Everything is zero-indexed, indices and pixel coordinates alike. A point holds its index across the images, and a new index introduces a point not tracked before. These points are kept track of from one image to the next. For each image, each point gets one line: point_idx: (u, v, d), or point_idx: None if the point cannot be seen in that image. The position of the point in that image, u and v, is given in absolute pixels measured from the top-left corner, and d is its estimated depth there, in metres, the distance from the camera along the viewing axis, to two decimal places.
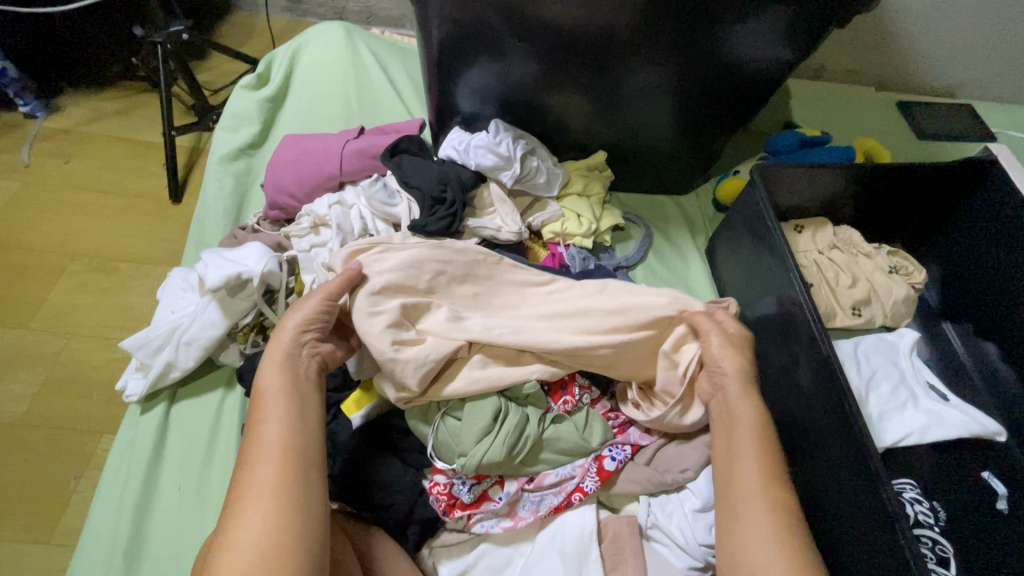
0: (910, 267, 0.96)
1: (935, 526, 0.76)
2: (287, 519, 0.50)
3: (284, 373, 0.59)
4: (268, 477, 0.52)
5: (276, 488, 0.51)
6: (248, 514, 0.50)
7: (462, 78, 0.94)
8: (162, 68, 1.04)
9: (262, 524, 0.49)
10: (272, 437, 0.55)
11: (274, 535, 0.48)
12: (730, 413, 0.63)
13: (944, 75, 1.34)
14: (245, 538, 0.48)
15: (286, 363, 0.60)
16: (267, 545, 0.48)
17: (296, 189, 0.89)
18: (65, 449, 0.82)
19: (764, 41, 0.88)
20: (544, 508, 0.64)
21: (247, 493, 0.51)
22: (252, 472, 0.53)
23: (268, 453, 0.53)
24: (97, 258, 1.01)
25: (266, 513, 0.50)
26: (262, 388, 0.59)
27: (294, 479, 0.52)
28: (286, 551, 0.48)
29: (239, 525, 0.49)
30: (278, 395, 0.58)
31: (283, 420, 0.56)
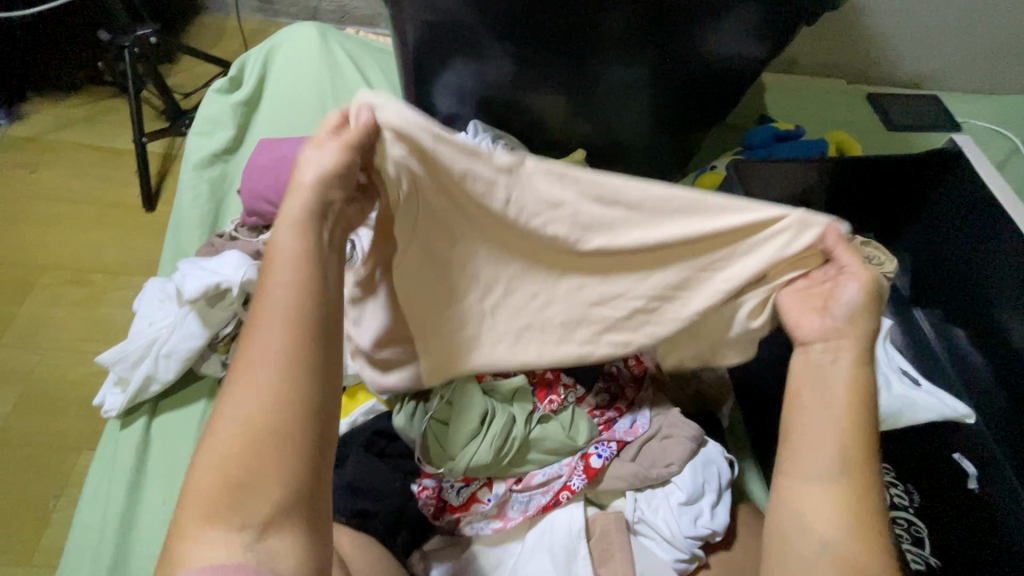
0: (883, 257, 0.98)
1: (910, 507, 0.78)
2: (282, 420, 0.40)
3: (300, 227, 0.46)
4: (269, 358, 0.42)
5: (274, 377, 0.41)
6: (240, 396, 0.41)
7: (439, 79, 0.94)
8: (130, 72, 1.02)
9: (254, 405, 0.41)
10: (279, 313, 0.43)
11: (266, 429, 0.40)
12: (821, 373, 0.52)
13: (911, 67, 1.37)
14: (234, 420, 0.41)
15: (307, 220, 0.47)
16: (258, 434, 0.40)
17: (273, 194, 0.88)
18: (43, 467, 0.80)
19: (738, 36, 0.89)
20: (533, 507, 0.65)
21: (244, 373, 0.42)
22: (251, 349, 0.43)
23: (269, 331, 0.43)
24: (70, 269, 0.99)
25: (260, 402, 0.41)
26: (277, 242, 0.46)
27: (295, 372, 0.42)
28: (277, 452, 0.40)
29: (231, 406, 0.41)
30: (293, 260, 0.45)
31: (301, 292, 0.44)
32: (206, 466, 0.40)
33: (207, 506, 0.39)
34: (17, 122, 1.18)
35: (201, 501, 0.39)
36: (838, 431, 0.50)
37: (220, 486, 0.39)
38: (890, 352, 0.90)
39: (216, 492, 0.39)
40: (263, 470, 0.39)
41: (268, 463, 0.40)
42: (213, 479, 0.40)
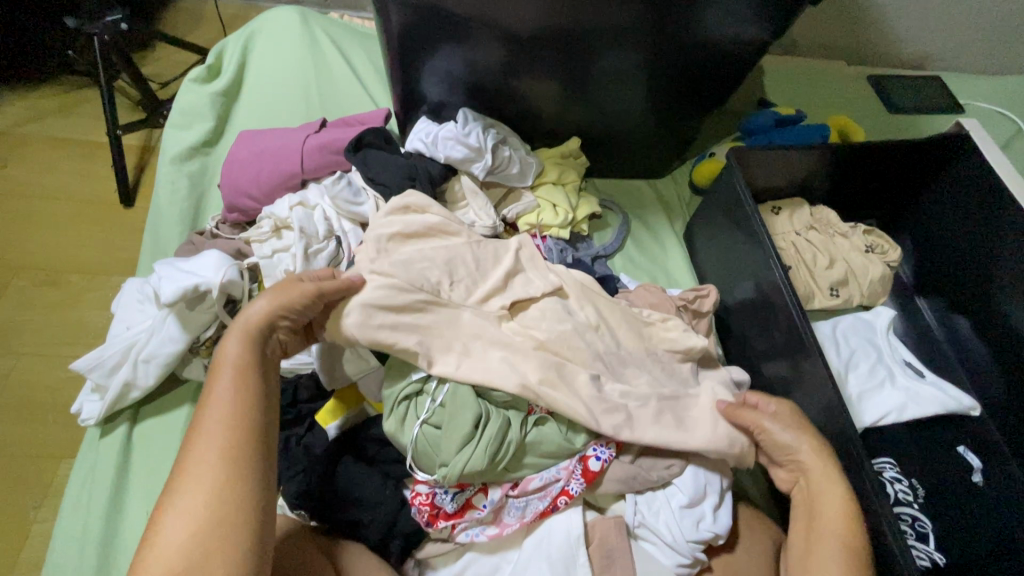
0: (886, 246, 0.96)
1: (915, 502, 0.77)
2: (228, 500, 0.45)
3: (244, 354, 0.54)
4: (209, 460, 0.47)
5: (216, 473, 0.46)
6: (179, 502, 0.45)
7: (426, 65, 0.90)
8: (100, 61, 0.97)
9: (197, 507, 0.44)
10: (220, 410, 0.49)
11: (206, 522, 0.44)
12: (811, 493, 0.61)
13: (914, 47, 1.33)
14: (166, 552, 0.42)
15: (252, 339, 0.55)
16: (199, 529, 0.43)
17: (255, 189, 0.84)
18: (22, 478, 0.78)
19: (738, 19, 0.85)
20: (530, 514, 0.63)
21: (185, 473, 0.46)
22: (189, 459, 0.47)
23: (214, 428, 0.48)
24: (45, 270, 0.95)
25: (203, 491, 0.45)
26: (221, 356, 0.53)
27: (244, 450, 0.48)
28: (226, 530, 0.44)
29: (171, 507, 0.45)
30: (235, 368, 0.52)
31: (238, 391, 0.51)
32: (146, 568, 0.42)
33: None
34: None
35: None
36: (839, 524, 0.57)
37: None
38: (894, 342, 0.88)
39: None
40: (205, 565, 0.42)
41: (217, 553, 0.43)
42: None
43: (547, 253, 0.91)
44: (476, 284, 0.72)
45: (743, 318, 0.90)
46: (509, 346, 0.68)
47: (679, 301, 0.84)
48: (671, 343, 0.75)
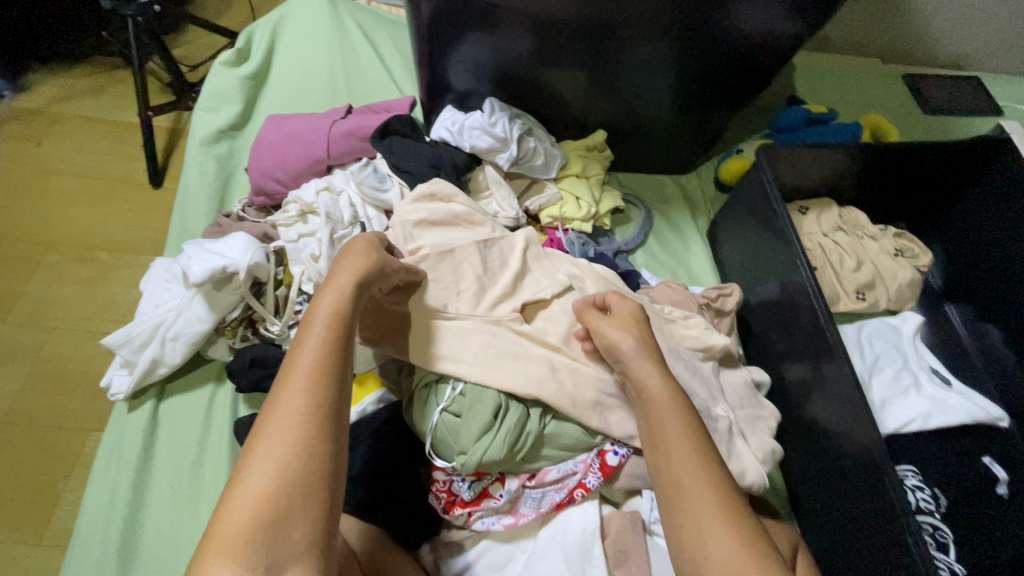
0: (917, 250, 0.94)
1: (935, 513, 0.75)
2: (314, 454, 0.45)
3: (341, 308, 0.53)
4: (299, 410, 0.47)
5: (304, 424, 0.46)
6: (269, 445, 0.45)
7: (454, 53, 0.89)
8: (133, 42, 0.98)
9: (280, 459, 0.45)
10: (311, 363, 0.49)
11: (294, 471, 0.44)
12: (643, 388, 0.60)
13: (953, 46, 1.29)
14: (256, 491, 0.43)
15: (350, 295, 0.55)
16: (288, 477, 0.44)
17: (281, 173, 0.85)
18: (51, 447, 0.80)
19: (772, 12, 0.84)
20: (546, 505, 0.63)
21: (274, 417, 0.47)
22: (279, 404, 0.47)
23: (306, 381, 0.48)
24: (76, 247, 0.97)
25: (292, 439, 0.46)
26: (317, 306, 0.53)
27: (331, 407, 0.48)
28: (309, 488, 0.45)
29: (261, 448, 0.45)
30: (330, 320, 0.52)
31: (329, 346, 0.51)
32: (238, 503, 0.43)
33: (232, 551, 0.41)
34: (22, 94, 1.15)
35: (227, 548, 0.41)
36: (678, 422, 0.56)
37: (246, 532, 0.42)
38: (920, 349, 0.87)
39: (245, 533, 0.42)
40: (290, 512, 0.43)
41: (301, 504, 0.44)
42: (239, 532, 0.42)
43: (570, 247, 0.91)
44: (496, 288, 0.72)
45: (765, 318, 0.89)
46: (518, 347, 0.67)
47: (702, 298, 0.84)
48: (693, 342, 0.77)
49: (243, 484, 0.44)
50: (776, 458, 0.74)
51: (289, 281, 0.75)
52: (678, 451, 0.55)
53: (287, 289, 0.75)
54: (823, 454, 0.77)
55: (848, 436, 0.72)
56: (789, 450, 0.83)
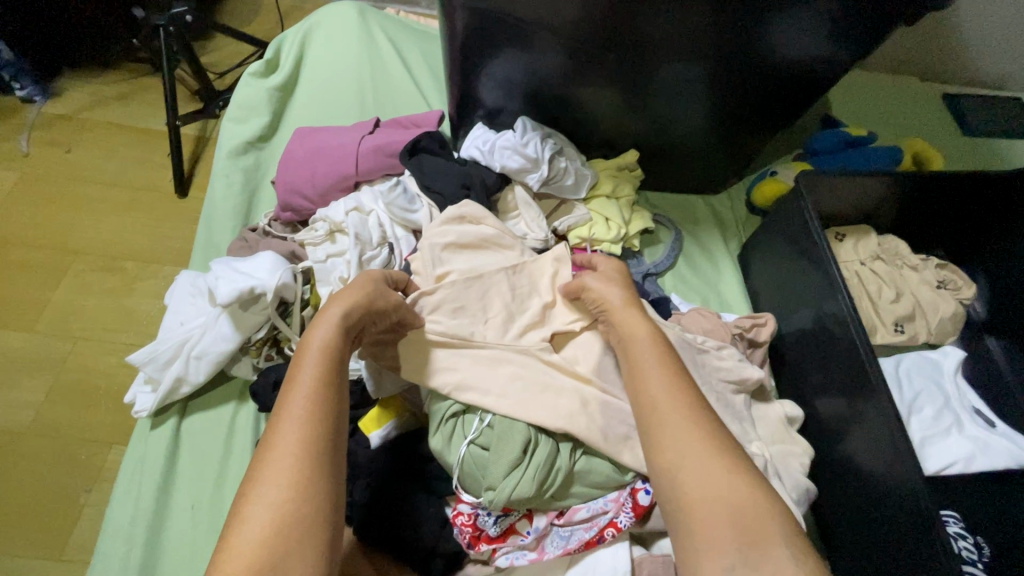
0: (959, 282, 0.91)
1: (978, 563, 0.71)
2: (306, 496, 0.45)
3: (330, 345, 0.53)
4: (290, 453, 0.47)
5: (296, 465, 0.46)
6: (263, 491, 0.45)
7: (486, 70, 0.88)
8: (165, 52, 0.98)
9: (274, 502, 0.45)
10: (301, 404, 0.49)
11: (287, 516, 0.44)
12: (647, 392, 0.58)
13: (996, 66, 1.25)
14: (250, 539, 0.43)
15: (339, 329, 0.55)
16: (281, 521, 0.44)
17: (309, 189, 0.84)
18: (74, 460, 0.80)
19: (815, 36, 0.81)
20: (574, 544, 0.61)
21: (266, 461, 0.47)
22: (271, 447, 0.47)
23: (297, 424, 0.48)
24: (102, 256, 0.97)
25: (284, 482, 0.45)
26: (307, 344, 0.54)
27: (322, 447, 0.48)
28: (305, 530, 0.44)
29: (255, 494, 0.45)
30: (320, 357, 0.53)
31: (319, 384, 0.51)
32: (232, 553, 0.43)
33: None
34: (52, 99, 1.16)
35: None
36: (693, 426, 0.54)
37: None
38: (962, 386, 0.83)
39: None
40: (285, 559, 0.43)
41: (296, 548, 0.43)
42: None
43: None
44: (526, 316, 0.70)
45: (800, 350, 0.87)
46: (547, 379, 0.65)
47: (735, 327, 0.81)
48: (726, 373, 0.74)
49: (238, 532, 0.44)
50: (809, 497, 0.72)
51: (316, 302, 0.74)
52: (674, 419, 0.54)
53: (315, 310, 0.74)
54: (859, 496, 0.74)
55: (888, 479, 0.69)
56: (822, 489, 0.81)
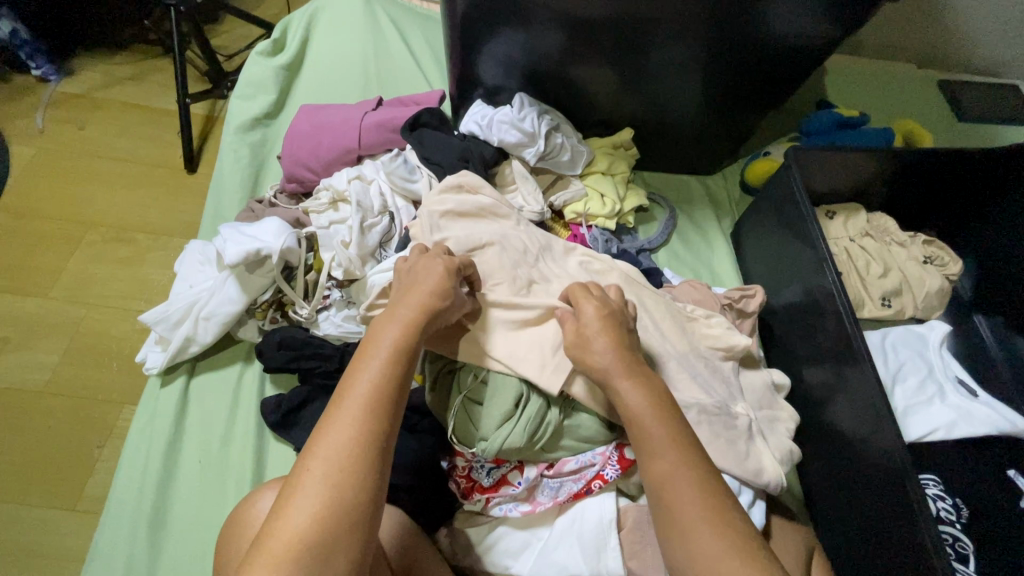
0: (946, 258, 0.93)
1: (957, 523, 0.74)
2: (360, 493, 0.46)
3: (403, 341, 0.54)
4: (350, 443, 0.47)
5: (355, 457, 0.47)
6: (318, 476, 0.46)
7: (486, 48, 0.90)
8: (175, 31, 1.01)
9: (329, 488, 0.45)
10: (368, 396, 0.50)
11: (339, 507, 0.45)
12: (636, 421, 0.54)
13: (991, 53, 1.26)
14: (302, 519, 0.44)
15: (413, 327, 0.55)
16: (333, 511, 0.45)
17: (313, 162, 0.87)
18: (87, 418, 0.83)
19: (807, 13, 0.83)
20: (563, 494, 0.64)
21: (324, 446, 0.47)
22: (333, 429, 0.48)
23: (361, 415, 0.49)
24: (115, 227, 1.01)
25: (342, 472, 0.46)
26: (380, 334, 0.54)
27: (382, 443, 0.49)
28: (355, 524, 0.45)
29: (311, 476, 0.46)
30: (391, 352, 0.53)
31: (388, 378, 0.51)
32: (283, 528, 0.44)
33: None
34: (66, 78, 1.19)
35: (270, 571, 0.42)
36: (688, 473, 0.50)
37: (289, 563, 0.42)
38: (946, 357, 0.85)
39: (288, 564, 0.42)
40: (333, 549, 0.44)
41: (343, 542, 0.44)
42: (280, 559, 0.42)
43: (593, 244, 0.92)
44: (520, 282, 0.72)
45: (789, 321, 0.89)
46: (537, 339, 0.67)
47: (724, 298, 0.83)
48: (713, 341, 0.76)
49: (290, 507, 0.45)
50: (794, 459, 0.74)
51: (319, 266, 0.77)
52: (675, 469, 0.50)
53: (317, 274, 0.76)
54: (842, 460, 0.76)
55: (870, 443, 0.72)
56: (807, 455, 0.83)
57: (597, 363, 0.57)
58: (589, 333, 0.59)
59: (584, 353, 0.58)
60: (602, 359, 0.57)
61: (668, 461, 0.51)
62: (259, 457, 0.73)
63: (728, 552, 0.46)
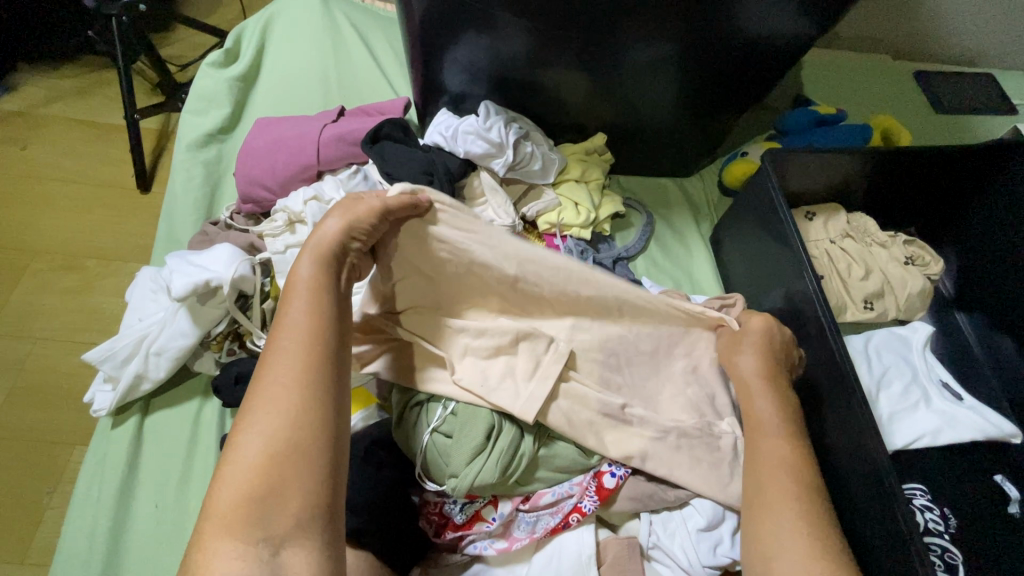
0: (928, 258, 0.91)
1: (945, 533, 0.73)
2: (298, 426, 0.46)
3: (319, 276, 0.54)
4: (284, 382, 0.48)
5: (290, 393, 0.48)
6: (257, 420, 0.46)
7: (449, 55, 0.86)
8: (118, 43, 0.95)
9: (267, 430, 0.46)
10: (292, 334, 0.51)
11: (281, 443, 0.45)
12: (758, 421, 0.61)
13: (967, 43, 1.24)
14: (244, 465, 0.44)
15: (327, 264, 0.56)
16: (277, 448, 0.45)
17: (270, 180, 0.82)
18: (35, 462, 0.78)
19: (781, 11, 0.80)
20: (540, 529, 0.60)
21: (259, 392, 0.48)
22: (264, 378, 0.49)
23: (291, 355, 0.50)
24: (64, 254, 0.95)
25: (278, 410, 0.47)
26: (294, 279, 0.55)
27: (317, 373, 0.49)
28: (300, 456, 0.45)
29: (248, 424, 0.47)
30: (307, 293, 0.53)
31: (308, 317, 0.52)
32: (227, 478, 0.44)
33: (230, 529, 0.42)
34: (7, 95, 1.13)
35: (222, 524, 0.42)
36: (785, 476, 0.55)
37: (242, 506, 0.43)
38: (930, 361, 0.83)
39: (241, 509, 0.43)
40: (282, 486, 0.44)
41: (294, 474, 0.44)
42: (230, 507, 0.43)
43: (567, 255, 0.88)
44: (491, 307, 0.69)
45: None
46: (507, 367, 0.64)
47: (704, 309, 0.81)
48: None
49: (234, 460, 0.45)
50: None
51: (276, 294, 0.72)
52: (772, 477, 0.56)
53: (275, 302, 0.72)
54: (828, 472, 0.74)
55: (854, 456, 0.69)
56: None
57: (740, 366, 0.66)
58: (744, 340, 0.68)
59: (732, 355, 0.68)
60: (748, 362, 0.66)
61: (768, 465, 0.57)
62: None
63: (807, 548, 0.50)
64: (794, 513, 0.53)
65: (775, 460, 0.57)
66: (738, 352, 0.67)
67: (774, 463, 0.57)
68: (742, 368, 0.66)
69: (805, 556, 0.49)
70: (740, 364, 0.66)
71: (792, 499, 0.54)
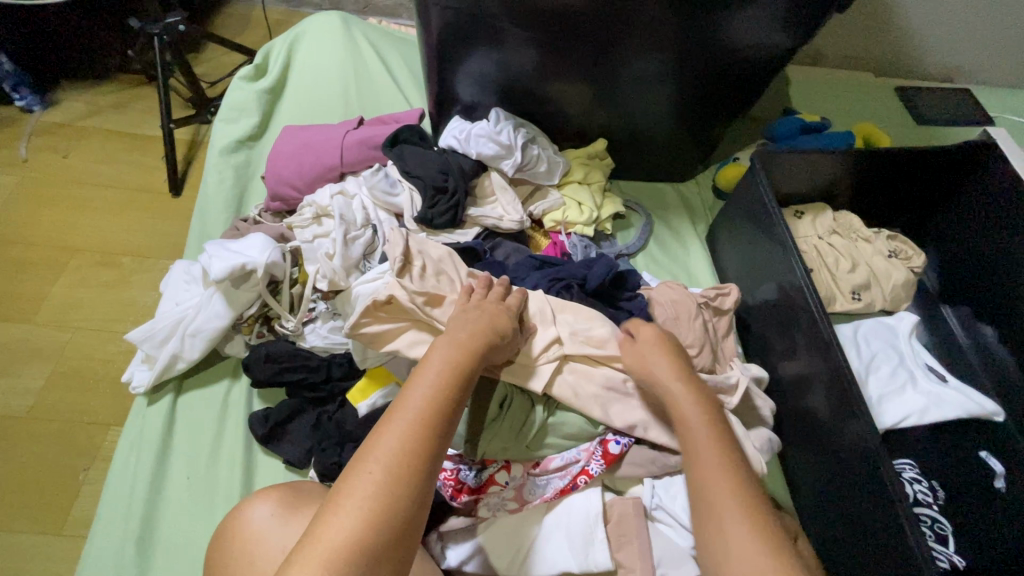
0: (910, 251, 0.97)
1: (934, 505, 0.77)
2: (406, 506, 0.45)
3: (460, 359, 0.55)
4: (399, 451, 0.47)
5: (404, 463, 0.46)
6: (367, 478, 0.45)
7: (462, 67, 0.94)
8: (159, 60, 1.04)
9: (378, 491, 0.45)
10: (422, 405, 0.50)
11: (385, 513, 0.44)
12: (678, 408, 0.58)
13: (945, 61, 1.33)
14: (348, 523, 0.43)
15: (470, 349, 0.56)
16: (379, 518, 0.44)
17: (297, 179, 0.89)
18: (72, 441, 0.83)
19: (768, 28, 0.88)
20: (550, 491, 0.65)
21: (375, 450, 0.47)
22: (384, 435, 0.48)
23: (411, 424, 0.48)
24: (99, 251, 1.02)
25: (391, 479, 0.45)
26: (439, 354, 0.55)
27: (432, 456, 0.48)
28: (397, 535, 0.44)
29: (360, 477, 0.45)
30: (446, 370, 0.53)
31: (438, 393, 0.51)
32: (328, 527, 0.43)
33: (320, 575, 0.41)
34: (50, 109, 1.22)
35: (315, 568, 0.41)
36: (719, 469, 0.51)
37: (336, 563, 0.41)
38: (916, 347, 0.88)
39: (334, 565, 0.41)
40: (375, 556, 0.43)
41: (383, 552, 0.43)
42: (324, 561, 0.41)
43: (571, 249, 0.93)
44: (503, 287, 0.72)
45: (764, 318, 0.92)
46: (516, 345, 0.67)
47: (701, 297, 0.85)
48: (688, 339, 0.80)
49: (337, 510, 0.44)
50: (772, 448, 0.76)
51: (304, 280, 0.79)
52: (713, 476, 0.51)
53: (302, 288, 0.78)
54: (820, 447, 0.78)
55: (844, 429, 0.74)
56: (787, 444, 0.86)
57: (653, 374, 0.61)
58: (646, 352, 0.64)
59: (643, 367, 0.63)
60: (661, 370, 0.61)
61: (700, 456, 0.53)
62: (248, 470, 0.74)
63: (755, 545, 0.46)
64: (738, 507, 0.49)
65: (708, 453, 0.53)
66: (647, 361, 0.63)
67: (705, 448, 0.53)
68: (654, 372, 0.61)
69: (756, 547, 0.46)
70: (653, 368, 0.62)
71: (732, 491, 0.50)
